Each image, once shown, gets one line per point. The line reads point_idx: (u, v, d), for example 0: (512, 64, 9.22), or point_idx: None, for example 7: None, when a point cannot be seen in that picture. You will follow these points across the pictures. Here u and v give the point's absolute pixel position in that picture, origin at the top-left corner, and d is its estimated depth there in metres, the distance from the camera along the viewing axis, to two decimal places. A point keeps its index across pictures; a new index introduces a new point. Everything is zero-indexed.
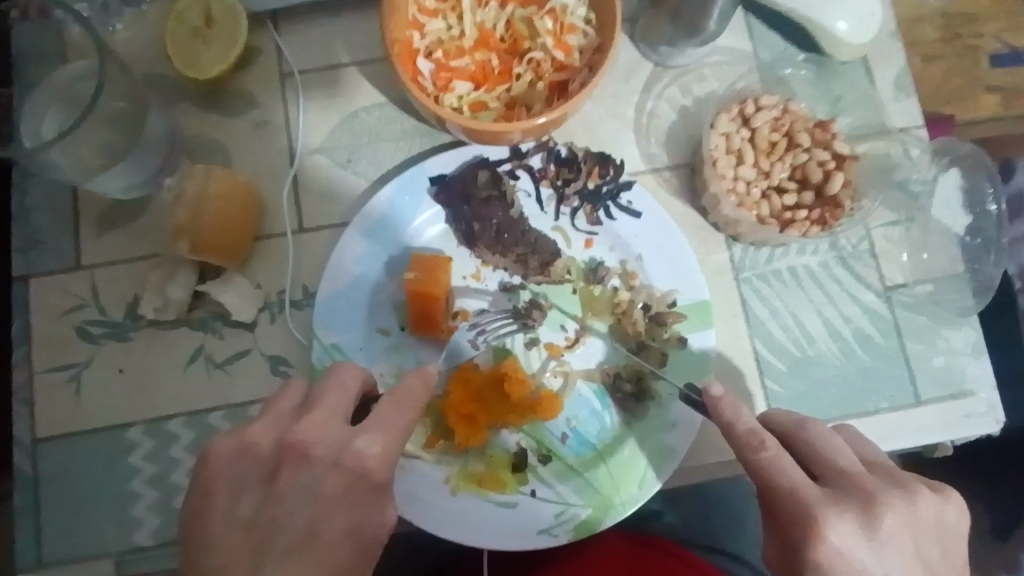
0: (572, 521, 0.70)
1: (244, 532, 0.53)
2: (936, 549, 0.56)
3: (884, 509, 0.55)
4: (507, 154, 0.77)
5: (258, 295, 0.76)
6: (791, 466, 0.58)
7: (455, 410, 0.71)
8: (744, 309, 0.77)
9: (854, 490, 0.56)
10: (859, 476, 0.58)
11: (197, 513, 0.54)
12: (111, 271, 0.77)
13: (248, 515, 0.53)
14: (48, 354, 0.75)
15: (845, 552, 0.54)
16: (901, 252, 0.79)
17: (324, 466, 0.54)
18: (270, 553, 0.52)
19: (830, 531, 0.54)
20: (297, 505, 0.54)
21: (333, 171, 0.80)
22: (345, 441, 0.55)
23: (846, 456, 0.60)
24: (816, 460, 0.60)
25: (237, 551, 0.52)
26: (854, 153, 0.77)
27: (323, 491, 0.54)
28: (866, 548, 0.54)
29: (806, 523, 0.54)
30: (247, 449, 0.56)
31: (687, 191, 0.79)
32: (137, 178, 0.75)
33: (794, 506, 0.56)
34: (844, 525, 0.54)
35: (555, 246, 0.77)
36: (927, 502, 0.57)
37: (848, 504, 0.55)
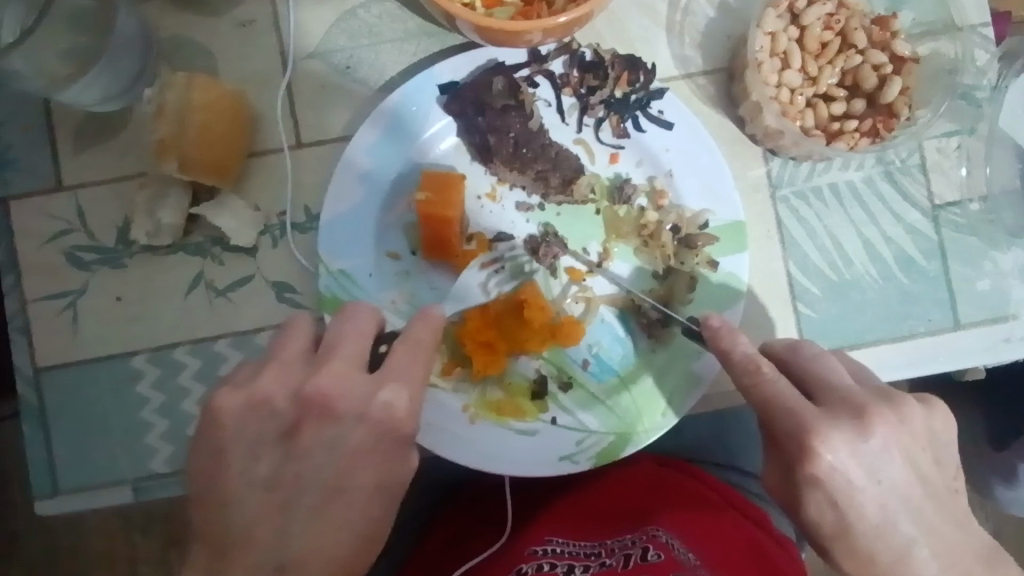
0: (593, 448, 0.68)
1: (266, 491, 0.51)
2: (928, 457, 0.54)
3: (879, 424, 0.52)
4: (526, 58, 0.69)
5: (257, 217, 0.70)
6: (787, 388, 0.54)
7: (472, 338, 0.68)
8: (780, 230, 0.72)
9: (850, 406, 0.53)
10: (855, 391, 0.54)
11: (208, 469, 0.51)
12: (96, 192, 0.71)
13: (269, 474, 0.51)
14: (39, 280, 0.71)
15: (841, 470, 0.51)
16: (953, 166, 0.73)
17: (351, 421, 0.51)
18: (299, 509, 0.50)
19: (826, 451, 0.51)
20: (320, 461, 0.51)
21: (330, 79, 0.72)
22: (369, 396, 0.52)
23: (841, 373, 0.56)
24: (810, 378, 0.56)
25: (263, 511, 0.50)
26: (916, 55, 0.69)
27: (348, 448, 0.51)
28: (859, 462, 0.52)
29: (804, 444, 0.51)
30: (257, 405, 0.52)
31: (723, 99, 0.72)
32: (113, 87, 0.67)
33: (790, 426, 0.52)
34: (841, 442, 0.51)
35: (577, 161, 0.71)
36: (919, 415, 0.54)
37: (842, 420, 0.52)
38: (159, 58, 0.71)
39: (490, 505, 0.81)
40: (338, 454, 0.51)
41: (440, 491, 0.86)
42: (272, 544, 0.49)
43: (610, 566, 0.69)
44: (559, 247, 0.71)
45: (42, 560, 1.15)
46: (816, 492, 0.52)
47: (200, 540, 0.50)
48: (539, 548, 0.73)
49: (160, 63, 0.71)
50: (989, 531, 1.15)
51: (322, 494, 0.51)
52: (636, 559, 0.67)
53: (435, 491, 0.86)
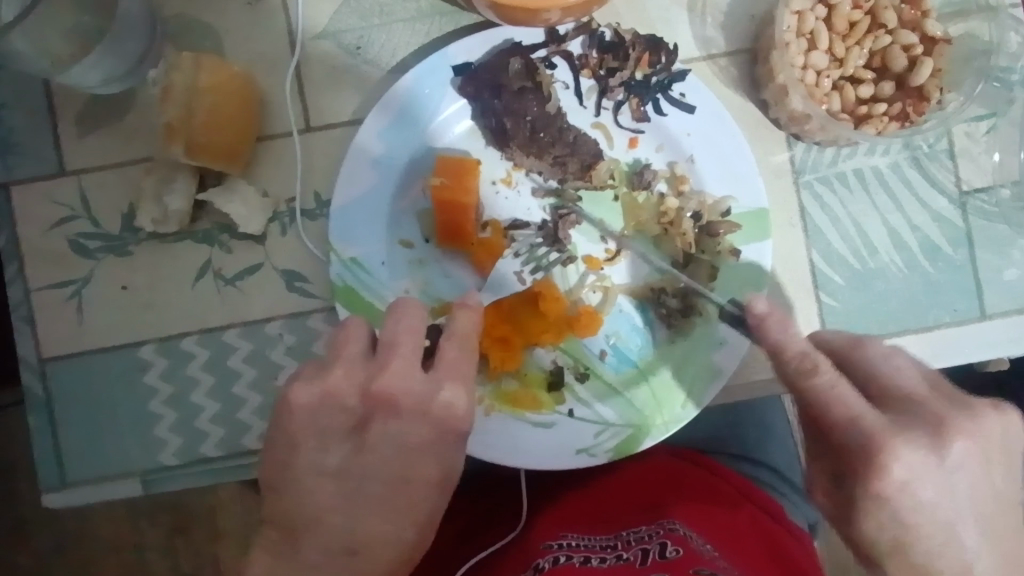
0: (611, 440, 0.67)
1: (335, 480, 0.51)
2: (1000, 472, 0.52)
3: (957, 438, 0.49)
4: (543, 38, 0.67)
5: (266, 204, 0.68)
6: (852, 395, 0.51)
7: (487, 333, 0.67)
8: (803, 217, 0.70)
9: (920, 417, 0.50)
10: (928, 402, 0.51)
11: (280, 458, 0.52)
12: (100, 177, 0.69)
13: (335, 465, 0.51)
14: (44, 267, 0.69)
15: (912, 486, 0.49)
16: (982, 151, 0.71)
17: (413, 417, 0.50)
18: (362, 501, 0.51)
19: (898, 467, 0.48)
20: (379, 458, 0.51)
21: (340, 60, 0.70)
22: (429, 393, 0.51)
23: (907, 377, 0.53)
24: (872, 381, 0.54)
25: (330, 502, 0.51)
26: (947, 36, 0.67)
27: (410, 443, 0.51)
28: (936, 478, 0.49)
29: (873, 460, 0.48)
30: (329, 399, 0.50)
31: (746, 82, 0.70)
32: (117, 68, 0.65)
33: (856, 438, 0.49)
34: (915, 457, 0.48)
35: (596, 146, 0.69)
36: (995, 425, 0.51)
37: (916, 434, 0.49)
38: (163, 38, 0.69)
39: (502, 495, 0.79)
40: (399, 452, 0.51)
41: None
42: (335, 540, 0.51)
43: (628, 562, 0.67)
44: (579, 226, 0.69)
45: (49, 551, 1.14)
46: (878, 506, 0.49)
47: (271, 517, 0.52)
48: (554, 543, 0.71)
49: (164, 44, 0.69)
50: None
51: (382, 497, 0.51)
52: (654, 556, 0.66)
53: None
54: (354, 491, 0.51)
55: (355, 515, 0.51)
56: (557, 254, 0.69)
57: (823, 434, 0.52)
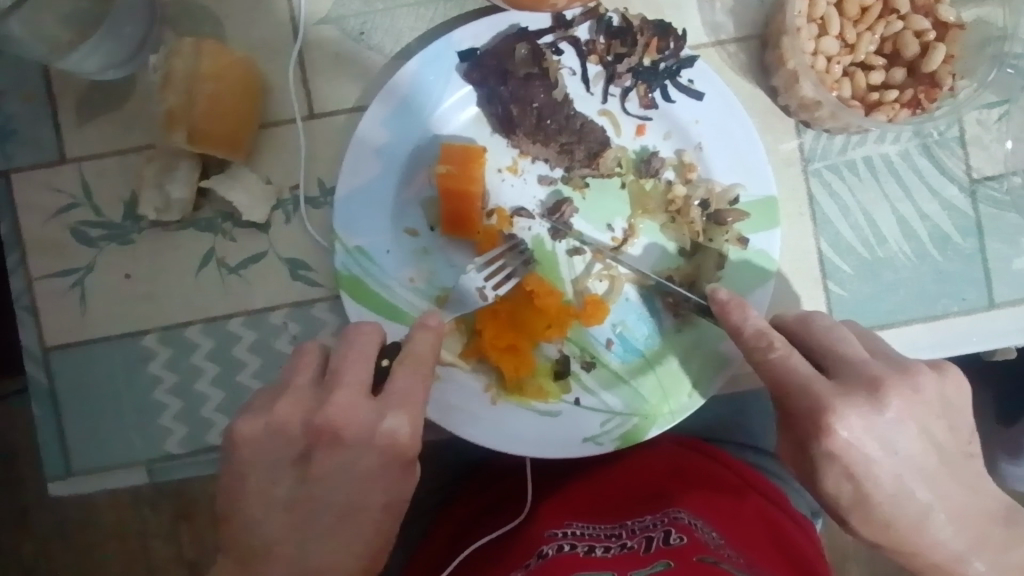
0: (617, 430, 0.66)
1: (284, 513, 0.51)
2: (943, 425, 0.53)
3: (894, 396, 0.51)
4: (550, 23, 0.66)
5: (269, 192, 0.68)
6: (801, 363, 0.53)
7: (490, 337, 0.66)
8: (811, 206, 0.69)
9: (864, 377, 0.52)
10: (869, 364, 0.53)
11: (231, 488, 0.52)
12: (101, 164, 0.68)
13: (285, 495, 0.51)
14: (46, 255, 0.68)
15: (855, 445, 0.51)
16: (994, 139, 0.70)
17: (360, 445, 0.50)
18: (314, 532, 0.51)
19: (842, 428, 0.50)
20: (332, 484, 0.50)
21: (344, 46, 0.69)
22: (375, 421, 0.50)
23: (854, 343, 0.55)
24: (819, 350, 0.56)
25: (283, 534, 0.51)
26: (960, 21, 0.66)
27: (361, 471, 0.50)
28: (874, 433, 0.51)
29: (817, 423, 0.51)
30: (277, 429, 0.50)
31: (755, 69, 0.69)
32: (117, 54, 0.64)
33: (804, 401, 0.52)
34: (856, 417, 0.50)
35: (603, 133, 0.68)
36: (933, 384, 0.53)
37: (853, 395, 0.51)
38: (163, 24, 0.68)
39: (507, 487, 0.78)
40: (351, 484, 0.50)
41: (454, 469, 0.84)
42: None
43: (632, 549, 0.65)
44: (593, 210, 0.69)
45: (52, 536, 1.15)
46: (831, 465, 0.52)
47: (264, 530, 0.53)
48: (559, 531, 0.70)
49: (164, 29, 0.68)
50: None
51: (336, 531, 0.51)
52: (659, 543, 0.65)
53: (444, 471, 0.84)
54: (309, 524, 0.51)
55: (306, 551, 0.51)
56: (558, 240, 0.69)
57: (780, 403, 0.55)
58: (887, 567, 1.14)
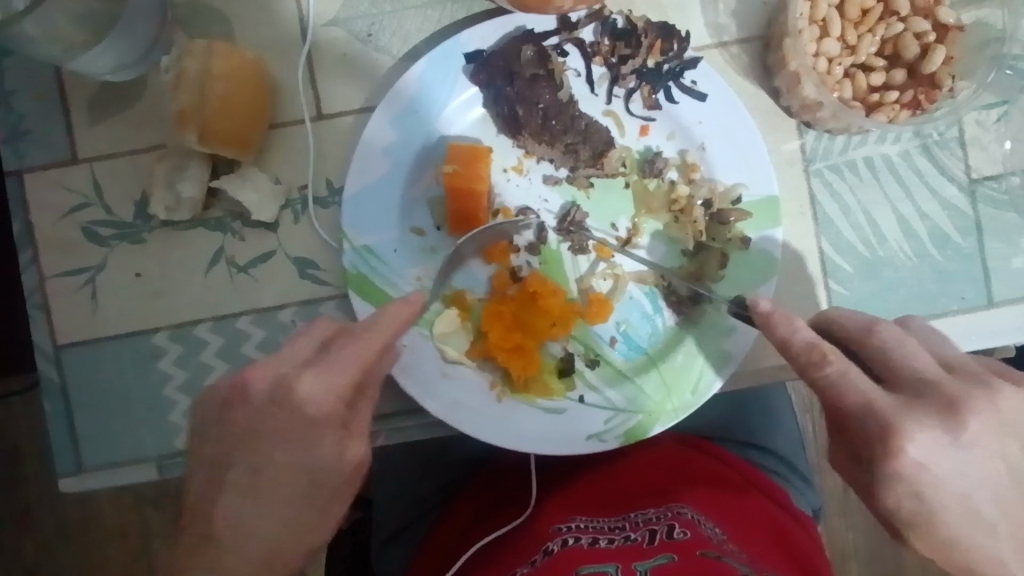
0: (621, 426, 0.67)
1: (204, 475, 0.51)
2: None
3: (972, 414, 0.47)
4: (555, 25, 0.67)
5: (278, 191, 0.68)
6: (860, 378, 0.49)
7: (498, 343, 0.66)
8: (813, 205, 0.70)
9: (937, 397, 0.48)
10: (942, 382, 0.49)
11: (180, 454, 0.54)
12: (112, 164, 0.69)
13: (210, 454, 0.51)
14: (57, 254, 0.69)
15: (928, 463, 0.46)
16: (993, 139, 0.71)
17: (267, 400, 0.51)
18: (222, 495, 0.50)
19: (913, 447, 0.46)
20: (247, 442, 0.50)
21: (352, 47, 0.70)
22: (292, 375, 0.51)
23: (922, 358, 0.51)
24: (883, 363, 0.52)
25: (202, 494, 0.51)
26: (960, 23, 0.67)
27: (266, 427, 0.50)
28: (950, 454, 0.46)
29: (886, 441, 0.46)
30: (211, 394, 0.53)
31: (758, 70, 0.70)
32: (128, 55, 0.65)
33: (870, 423, 0.47)
34: (929, 436, 0.46)
35: (607, 134, 0.69)
36: (1016, 403, 0.49)
37: (926, 411, 0.47)
38: (175, 26, 0.69)
39: (512, 483, 0.80)
40: (264, 444, 0.50)
41: (461, 468, 0.84)
42: (197, 538, 0.50)
43: (635, 542, 0.66)
44: (599, 209, 0.70)
45: (57, 533, 1.15)
46: (897, 485, 0.47)
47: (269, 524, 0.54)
48: (563, 526, 0.70)
49: (176, 30, 0.69)
50: None
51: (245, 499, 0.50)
52: (661, 536, 0.65)
53: (452, 469, 0.84)
54: (217, 483, 0.50)
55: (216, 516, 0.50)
56: (563, 236, 0.70)
57: (838, 422, 0.50)
58: (886, 564, 1.14)
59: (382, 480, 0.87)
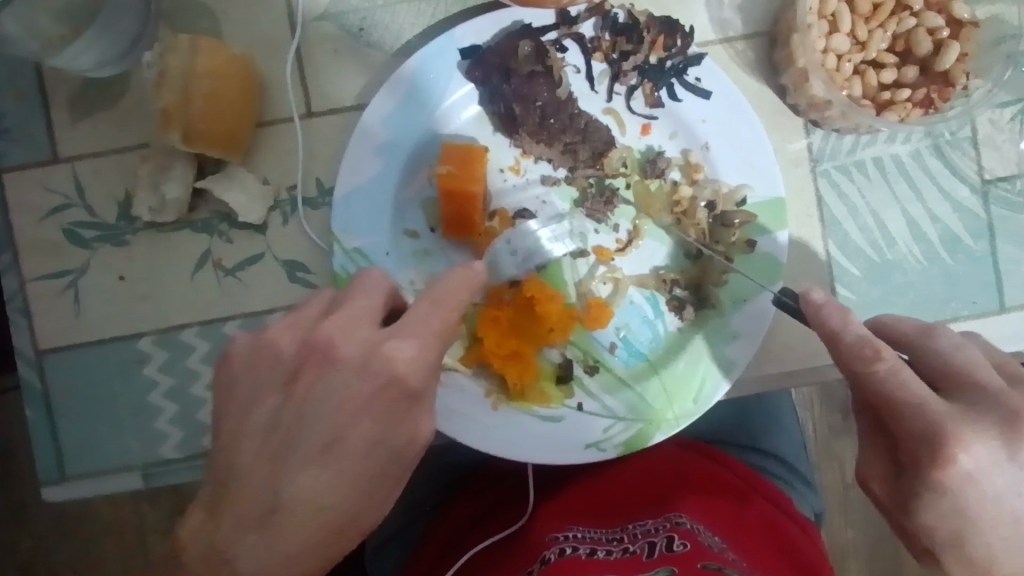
0: (621, 436, 0.65)
1: (267, 437, 0.47)
2: None
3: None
4: (554, 19, 0.64)
5: (266, 192, 0.66)
6: (915, 381, 0.46)
7: (496, 352, 0.64)
8: (820, 207, 0.68)
9: (995, 408, 0.45)
10: (1006, 395, 0.46)
11: (223, 413, 0.48)
12: (95, 163, 0.67)
13: (270, 419, 0.47)
14: (38, 256, 0.67)
15: (981, 480, 0.44)
16: (1006, 139, 0.69)
17: (352, 370, 0.47)
18: (292, 459, 0.46)
19: (965, 458, 0.44)
20: (321, 409, 0.47)
21: (343, 42, 0.67)
22: (372, 346, 0.47)
23: (987, 369, 0.48)
24: (935, 368, 0.49)
25: (256, 465, 0.46)
26: (975, 19, 0.64)
27: (350, 398, 0.46)
28: (1001, 470, 0.44)
29: (935, 447, 0.44)
30: (270, 350, 0.49)
31: (764, 66, 0.67)
32: (111, 50, 0.62)
33: (919, 425, 0.45)
34: (984, 449, 0.44)
35: (608, 133, 0.67)
36: None
37: (984, 424, 0.45)
38: (159, 20, 0.66)
39: (508, 487, 0.77)
40: (331, 427, 0.46)
41: (458, 471, 0.82)
42: (246, 515, 0.45)
43: (634, 554, 0.63)
44: (602, 211, 0.67)
45: (50, 534, 1.14)
46: (939, 497, 0.45)
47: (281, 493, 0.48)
48: (559, 534, 0.67)
49: (160, 25, 0.66)
50: None
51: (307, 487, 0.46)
52: (661, 549, 0.62)
53: (450, 471, 0.82)
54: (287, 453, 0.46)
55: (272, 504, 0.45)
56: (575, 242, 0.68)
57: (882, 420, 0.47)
58: (886, 564, 1.13)
59: None
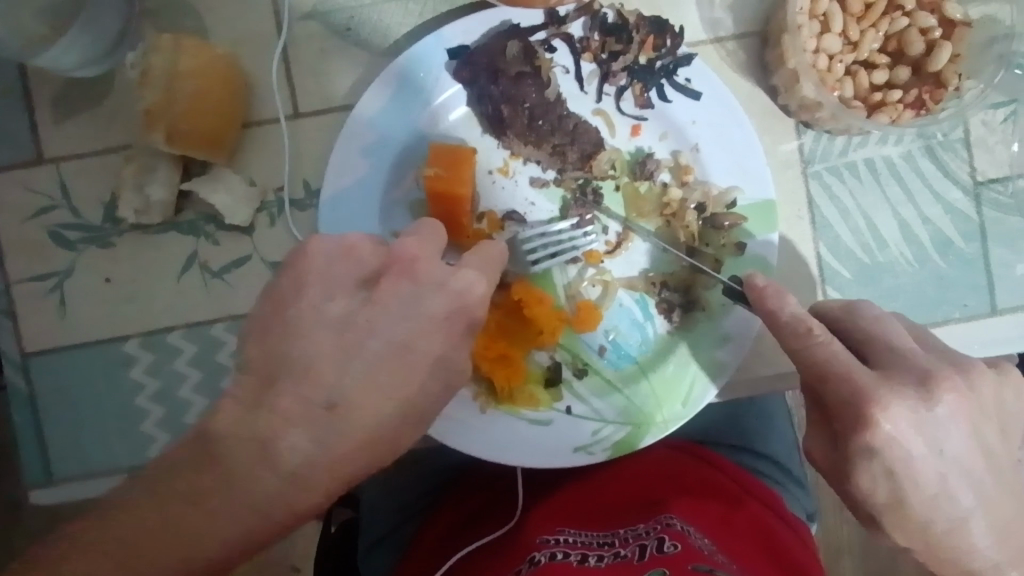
0: (609, 439, 0.65)
1: (336, 331, 0.44)
2: (994, 429, 0.48)
3: (946, 394, 0.46)
4: (543, 19, 0.64)
5: (253, 193, 0.66)
6: (843, 351, 0.48)
7: (485, 355, 0.64)
8: (811, 209, 0.68)
9: (912, 371, 0.47)
10: (920, 357, 0.48)
11: (281, 300, 0.45)
12: (79, 164, 0.66)
13: (338, 316, 0.45)
14: (22, 258, 0.66)
15: (899, 442, 0.46)
16: (999, 141, 0.68)
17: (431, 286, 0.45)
18: (359, 359, 0.44)
19: (887, 422, 0.45)
20: (395, 316, 0.45)
21: (329, 42, 0.66)
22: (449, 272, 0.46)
23: (903, 334, 0.50)
24: (864, 342, 0.50)
25: (321, 354, 0.44)
26: (967, 19, 0.64)
27: (427, 312, 0.45)
28: (922, 430, 0.46)
29: (859, 413, 0.46)
30: (347, 252, 0.46)
31: (755, 66, 0.67)
32: (94, 50, 0.62)
33: (846, 392, 0.46)
34: (903, 410, 0.46)
35: (597, 134, 0.66)
36: (989, 383, 0.48)
37: (903, 387, 0.46)
38: (143, 19, 0.65)
39: (499, 489, 0.77)
40: (376, 367, 0.44)
41: (450, 472, 0.82)
42: (300, 408, 0.43)
43: (625, 559, 0.62)
44: (591, 213, 0.67)
45: None
46: (869, 461, 0.47)
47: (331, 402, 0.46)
48: (550, 537, 0.67)
49: (144, 24, 0.65)
50: None
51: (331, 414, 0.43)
52: (652, 550, 0.62)
53: (441, 472, 0.82)
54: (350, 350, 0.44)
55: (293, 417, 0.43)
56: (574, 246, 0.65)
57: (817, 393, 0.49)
58: (880, 563, 1.13)
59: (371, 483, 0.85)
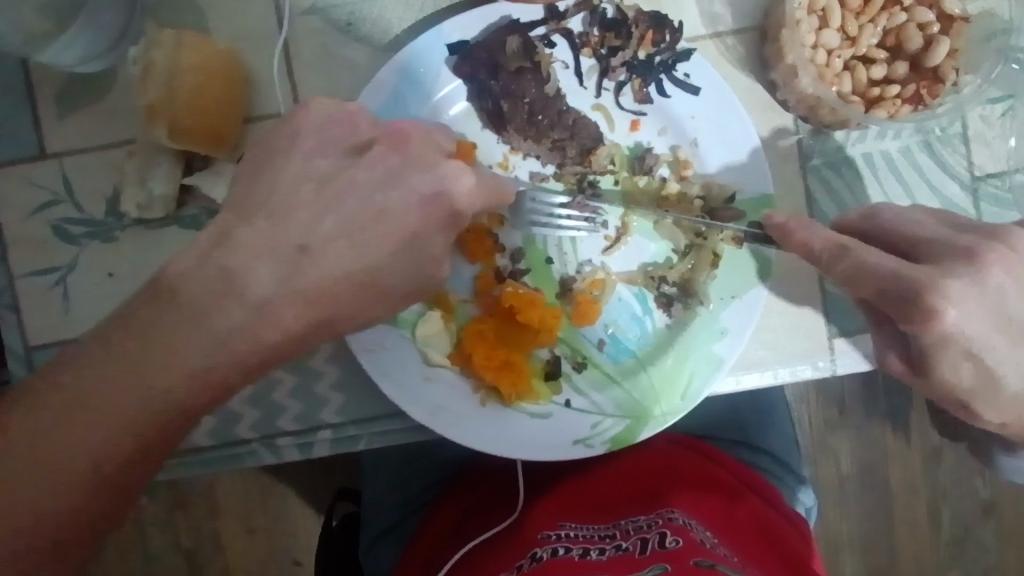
0: (608, 432, 0.65)
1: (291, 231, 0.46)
2: None
3: (993, 262, 0.46)
4: (542, 15, 0.64)
5: None
6: (881, 255, 0.47)
7: (486, 367, 0.64)
8: (809, 202, 0.68)
9: (954, 251, 0.46)
10: (953, 236, 0.48)
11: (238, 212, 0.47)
12: (82, 159, 0.67)
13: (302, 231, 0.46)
14: (25, 254, 0.67)
15: (967, 326, 0.44)
16: (997, 135, 0.69)
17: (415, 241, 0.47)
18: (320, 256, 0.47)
19: (951, 308, 0.44)
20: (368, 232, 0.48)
21: (330, 37, 0.67)
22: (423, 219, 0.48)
23: (929, 224, 0.50)
24: (899, 238, 0.50)
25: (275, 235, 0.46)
26: (966, 14, 0.64)
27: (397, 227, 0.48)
28: (983, 308, 0.44)
29: (922, 307, 0.44)
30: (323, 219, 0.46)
31: (753, 60, 0.67)
32: (97, 45, 0.62)
33: (904, 290, 0.45)
34: (963, 292, 0.44)
35: (596, 129, 0.67)
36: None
37: (950, 269, 0.45)
38: (144, 16, 0.66)
39: (500, 483, 0.78)
40: (337, 260, 0.48)
41: (452, 466, 0.83)
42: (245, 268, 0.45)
43: (627, 551, 0.62)
44: (593, 205, 0.67)
45: None
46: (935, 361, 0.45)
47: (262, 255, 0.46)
48: (552, 533, 0.67)
49: (146, 21, 0.66)
50: (985, 498, 1.12)
51: (190, 349, 0.44)
52: (653, 545, 0.61)
53: (442, 467, 0.83)
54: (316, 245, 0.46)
55: (125, 386, 0.43)
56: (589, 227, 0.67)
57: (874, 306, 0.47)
58: (879, 556, 1.13)
59: (373, 477, 0.85)
